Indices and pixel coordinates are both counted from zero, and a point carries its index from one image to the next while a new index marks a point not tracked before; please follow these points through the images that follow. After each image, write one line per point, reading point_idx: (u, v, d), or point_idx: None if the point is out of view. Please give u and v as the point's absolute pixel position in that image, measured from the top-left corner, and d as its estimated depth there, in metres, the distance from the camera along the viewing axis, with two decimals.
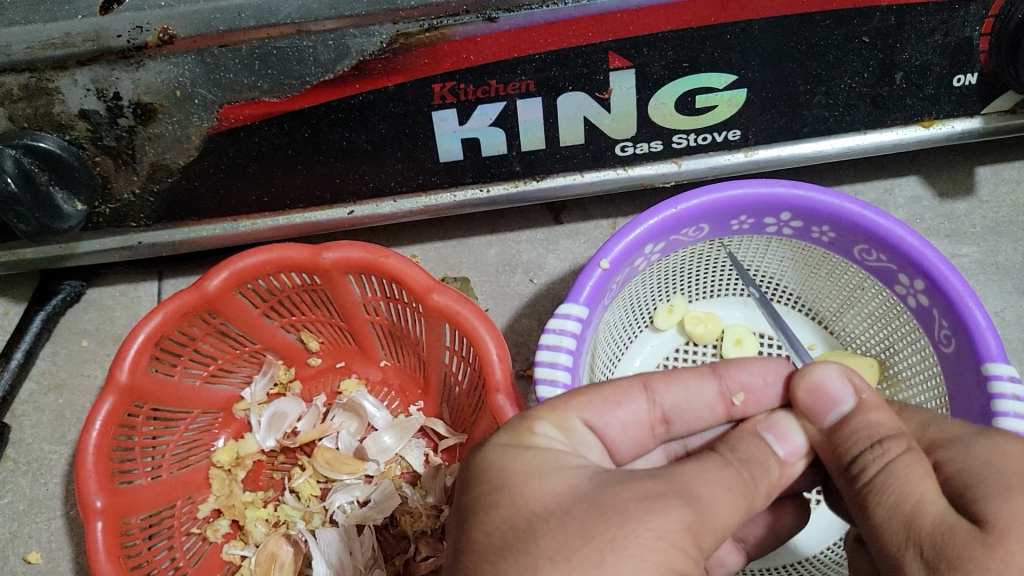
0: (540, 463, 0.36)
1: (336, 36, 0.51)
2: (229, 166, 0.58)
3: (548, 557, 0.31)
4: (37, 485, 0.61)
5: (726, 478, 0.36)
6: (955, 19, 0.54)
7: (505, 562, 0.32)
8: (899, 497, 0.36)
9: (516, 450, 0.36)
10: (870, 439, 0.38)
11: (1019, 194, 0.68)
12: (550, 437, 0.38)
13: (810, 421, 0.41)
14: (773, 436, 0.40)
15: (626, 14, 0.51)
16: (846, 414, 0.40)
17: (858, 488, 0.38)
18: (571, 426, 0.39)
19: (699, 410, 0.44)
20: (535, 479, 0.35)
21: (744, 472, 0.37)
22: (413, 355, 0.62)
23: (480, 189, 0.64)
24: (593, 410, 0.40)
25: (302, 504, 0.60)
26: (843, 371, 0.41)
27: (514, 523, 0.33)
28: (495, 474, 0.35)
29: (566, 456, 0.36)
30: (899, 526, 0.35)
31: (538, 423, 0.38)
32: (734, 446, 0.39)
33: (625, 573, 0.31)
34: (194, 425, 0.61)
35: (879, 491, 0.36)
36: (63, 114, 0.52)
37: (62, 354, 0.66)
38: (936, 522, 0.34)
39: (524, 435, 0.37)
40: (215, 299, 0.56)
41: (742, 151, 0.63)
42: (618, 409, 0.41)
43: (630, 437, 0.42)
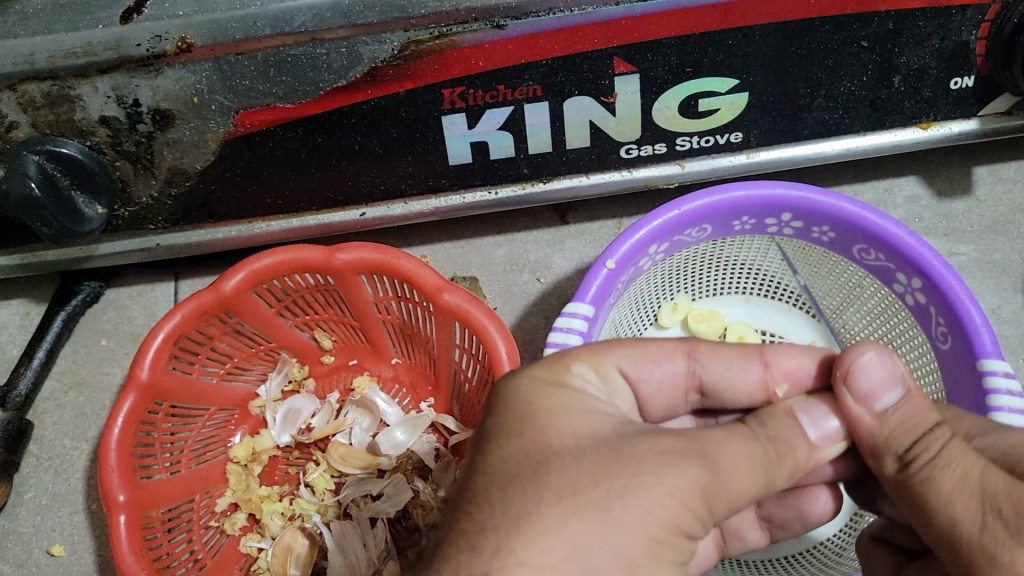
0: (568, 403, 0.37)
1: (348, 44, 0.52)
2: (245, 169, 0.59)
3: (555, 491, 0.33)
4: (59, 480, 0.63)
5: (749, 450, 0.37)
6: (952, 24, 0.55)
7: (516, 490, 0.34)
8: (966, 469, 0.37)
9: (551, 386, 0.38)
10: (925, 424, 0.39)
11: (1015, 194, 0.69)
12: (584, 378, 0.40)
13: (858, 403, 0.40)
14: (808, 419, 0.40)
15: (631, 21, 0.53)
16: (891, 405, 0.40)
17: (912, 467, 0.39)
18: (608, 374, 0.41)
19: (736, 388, 0.45)
20: (560, 418, 0.36)
21: (771, 448, 0.38)
22: (424, 353, 0.64)
23: (488, 191, 0.65)
24: (633, 364, 0.42)
25: (316, 498, 0.61)
26: (887, 354, 0.41)
27: (530, 455, 0.35)
28: (524, 404, 0.37)
29: (597, 402, 0.38)
30: (973, 495, 0.37)
31: (576, 363, 0.40)
32: (764, 420, 0.39)
33: (628, 521, 0.33)
34: (212, 422, 0.63)
35: (943, 464, 0.38)
36: (84, 120, 0.54)
37: (82, 353, 0.67)
38: (1006, 489, 0.36)
39: (561, 373, 0.39)
40: (232, 299, 0.58)
41: (744, 153, 0.64)
42: (654, 366, 0.43)
43: (661, 390, 0.44)
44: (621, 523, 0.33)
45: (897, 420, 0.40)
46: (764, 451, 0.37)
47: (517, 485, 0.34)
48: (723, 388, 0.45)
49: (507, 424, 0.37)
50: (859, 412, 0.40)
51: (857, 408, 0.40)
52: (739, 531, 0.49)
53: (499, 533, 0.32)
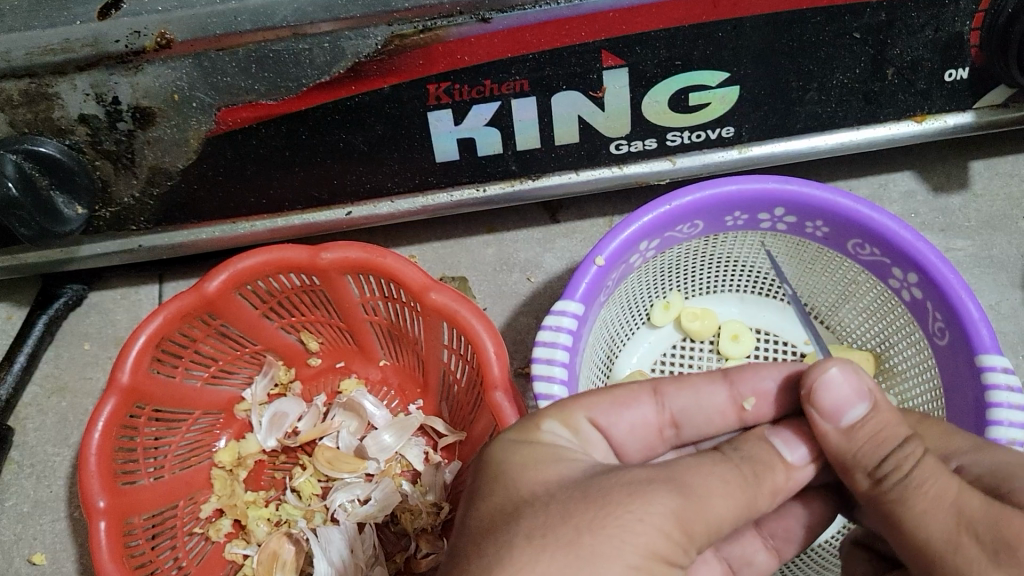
0: (539, 454, 0.37)
1: (331, 39, 0.51)
2: (228, 168, 0.58)
3: (526, 533, 0.33)
4: (41, 487, 0.62)
5: (721, 471, 0.36)
6: (945, 15, 0.54)
7: (491, 540, 0.33)
8: (940, 487, 0.36)
9: (522, 442, 0.38)
10: (896, 440, 0.38)
11: (1012, 188, 0.68)
12: (557, 433, 0.39)
13: (823, 419, 0.39)
14: (781, 442, 0.40)
15: (619, 13, 0.52)
16: (856, 420, 0.39)
17: (885, 485, 0.37)
18: (577, 425, 0.40)
19: (709, 414, 0.44)
20: (531, 469, 0.36)
21: (745, 470, 0.37)
22: (412, 354, 0.62)
23: (476, 189, 0.64)
24: (601, 410, 0.41)
25: (304, 504, 0.60)
26: (852, 369, 0.39)
27: (504, 508, 0.35)
28: (497, 464, 0.37)
29: (567, 450, 0.38)
30: (945, 515, 0.35)
31: (544, 421, 0.40)
32: (738, 446, 0.39)
33: (602, 552, 0.32)
34: (197, 426, 0.61)
35: (917, 484, 0.36)
36: (63, 119, 0.53)
37: (65, 357, 0.66)
38: (984, 508, 0.35)
39: (533, 429, 0.39)
40: (215, 300, 0.56)
41: (736, 148, 0.63)
42: (623, 411, 0.42)
43: (635, 436, 0.43)
44: (594, 555, 0.32)
45: (867, 434, 0.38)
46: (740, 474, 0.37)
47: (492, 535, 0.34)
48: (694, 418, 0.45)
49: (485, 485, 0.37)
50: (827, 429, 0.39)
51: (825, 423, 0.39)
52: (746, 556, 0.46)
53: None
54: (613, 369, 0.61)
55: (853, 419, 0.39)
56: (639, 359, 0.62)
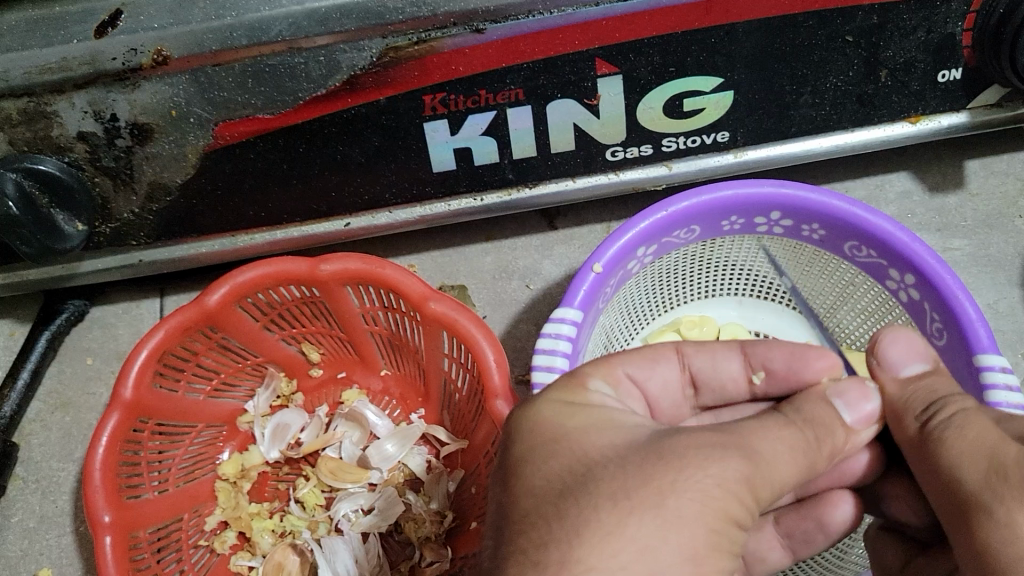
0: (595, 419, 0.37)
1: (327, 52, 0.52)
2: (225, 182, 0.59)
3: (608, 495, 0.32)
4: (46, 502, 0.62)
5: (787, 436, 0.36)
6: (937, 16, 0.54)
7: (566, 503, 0.32)
8: (978, 433, 0.36)
9: (575, 406, 0.37)
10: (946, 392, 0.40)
11: (1008, 187, 0.68)
12: (601, 392, 0.39)
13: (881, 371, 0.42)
14: (842, 402, 0.39)
15: (611, 21, 0.52)
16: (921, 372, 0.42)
17: (927, 429, 0.38)
18: (617, 380, 0.41)
19: (723, 379, 0.46)
20: (593, 434, 0.36)
21: (808, 434, 0.37)
22: (413, 363, 0.63)
23: (473, 198, 0.64)
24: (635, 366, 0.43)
25: (308, 515, 0.60)
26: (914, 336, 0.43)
27: (571, 470, 0.34)
28: (548, 429, 0.36)
29: (619, 414, 0.37)
30: (977, 459, 0.35)
31: (591, 379, 0.40)
32: (799, 406, 0.38)
33: (687, 516, 0.32)
34: (200, 439, 0.62)
35: (945, 433, 0.37)
36: (62, 136, 0.53)
37: (68, 373, 0.67)
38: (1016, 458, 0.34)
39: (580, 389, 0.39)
40: (216, 313, 0.57)
41: (732, 152, 0.64)
42: (655, 366, 0.43)
43: (664, 395, 0.45)
44: (680, 518, 0.31)
45: (922, 386, 0.41)
46: (803, 438, 0.36)
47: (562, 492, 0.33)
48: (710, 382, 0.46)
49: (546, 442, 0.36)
50: (885, 380, 0.42)
51: (885, 375, 0.42)
52: (762, 553, 0.48)
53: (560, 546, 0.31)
54: None
55: (910, 374, 0.42)
56: None
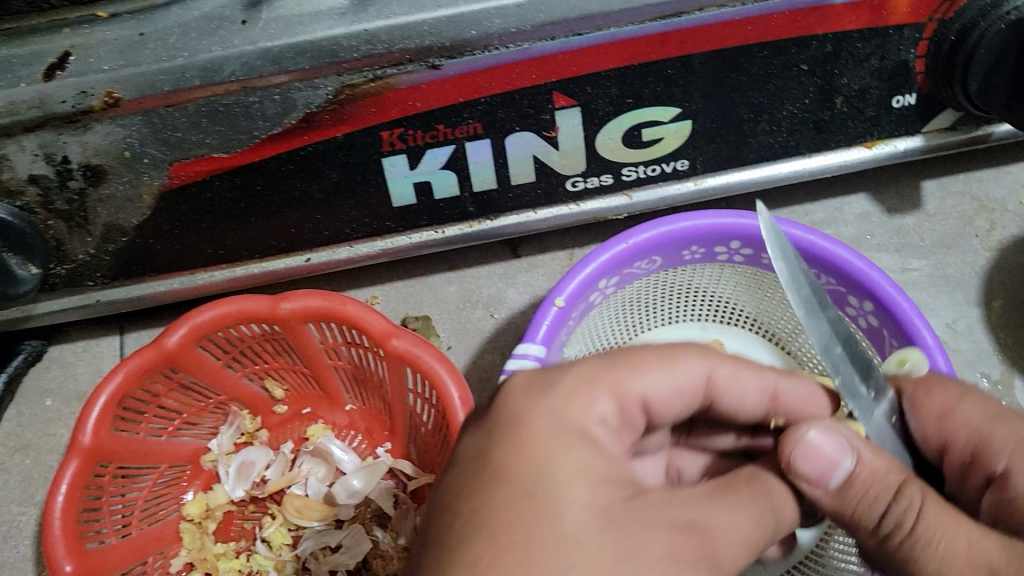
0: (577, 450, 0.33)
1: (281, 91, 0.51)
2: (182, 222, 0.58)
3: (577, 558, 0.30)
4: (6, 548, 0.61)
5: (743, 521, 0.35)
6: (890, 44, 0.55)
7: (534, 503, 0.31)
8: (952, 541, 0.36)
9: (550, 431, 0.34)
10: (887, 491, 0.38)
11: (964, 207, 0.69)
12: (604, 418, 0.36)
13: (812, 486, 0.38)
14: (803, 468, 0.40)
15: (567, 55, 0.52)
16: (849, 472, 0.38)
17: (891, 543, 0.38)
18: (626, 403, 0.37)
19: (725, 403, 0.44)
20: (565, 469, 0.32)
21: (762, 503, 0.36)
22: (378, 397, 0.62)
23: (435, 231, 0.64)
24: (655, 386, 0.39)
25: (274, 554, 0.60)
26: (827, 428, 0.39)
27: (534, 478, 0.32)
28: (520, 448, 0.33)
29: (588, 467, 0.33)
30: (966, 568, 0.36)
31: (595, 398, 0.36)
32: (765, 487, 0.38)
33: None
34: (162, 480, 0.61)
35: (924, 540, 0.37)
36: (12, 180, 0.52)
37: (26, 414, 0.65)
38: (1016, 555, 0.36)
39: (564, 410, 0.35)
40: (176, 354, 0.56)
41: (692, 180, 0.64)
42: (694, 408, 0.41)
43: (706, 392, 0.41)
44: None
45: (858, 491, 0.38)
46: (759, 512, 0.36)
47: (461, 538, 0.30)
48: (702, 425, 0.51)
49: (492, 466, 0.33)
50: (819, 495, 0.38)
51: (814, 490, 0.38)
52: None
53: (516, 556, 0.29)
54: None
55: (842, 476, 0.38)
56: None
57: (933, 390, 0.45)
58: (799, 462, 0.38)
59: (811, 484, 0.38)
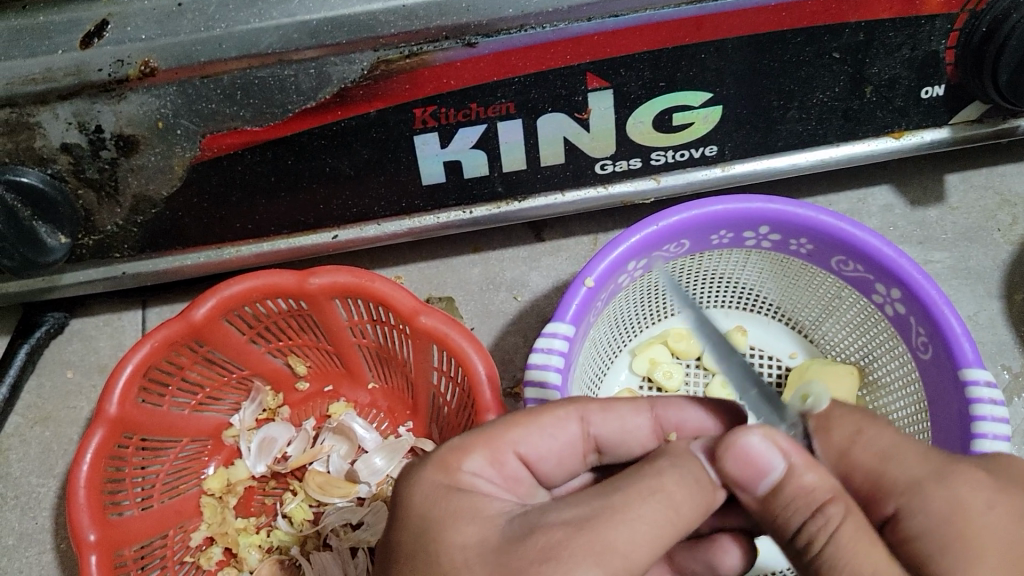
0: (472, 505, 0.35)
1: (317, 65, 0.51)
2: (212, 195, 0.58)
3: None
4: (26, 519, 0.61)
5: (650, 514, 0.33)
6: (922, 34, 0.55)
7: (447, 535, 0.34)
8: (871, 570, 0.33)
9: (446, 492, 0.36)
10: (809, 508, 0.35)
11: (987, 200, 0.70)
12: (478, 472, 0.37)
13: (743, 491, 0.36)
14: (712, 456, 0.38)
15: (603, 36, 0.52)
16: (778, 480, 0.36)
17: (804, 560, 0.35)
18: (504, 460, 0.38)
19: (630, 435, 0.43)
20: (456, 524, 0.34)
21: (677, 495, 0.34)
22: (401, 376, 0.62)
23: (462, 211, 0.64)
24: (529, 443, 0.40)
25: (295, 530, 0.60)
26: (769, 434, 0.36)
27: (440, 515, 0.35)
28: (429, 511, 0.35)
29: (484, 504, 0.35)
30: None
31: (468, 458, 0.37)
32: (674, 461, 0.36)
33: None
34: (184, 454, 0.61)
35: (831, 565, 0.34)
36: (45, 148, 0.52)
37: (47, 386, 0.65)
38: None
39: (454, 470, 0.37)
40: (202, 327, 0.56)
41: (719, 167, 0.64)
42: (554, 439, 0.40)
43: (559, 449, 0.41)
44: None
45: (784, 501, 0.36)
46: (668, 505, 0.34)
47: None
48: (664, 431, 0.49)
49: (412, 521, 0.35)
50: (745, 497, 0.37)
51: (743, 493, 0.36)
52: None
53: None
54: (600, 389, 0.62)
55: (771, 485, 0.36)
56: (627, 376, 0.63)
57: (830, 428, 0.40)
58: (730, 466, 0.36)
59: (742, 488, 0.36)
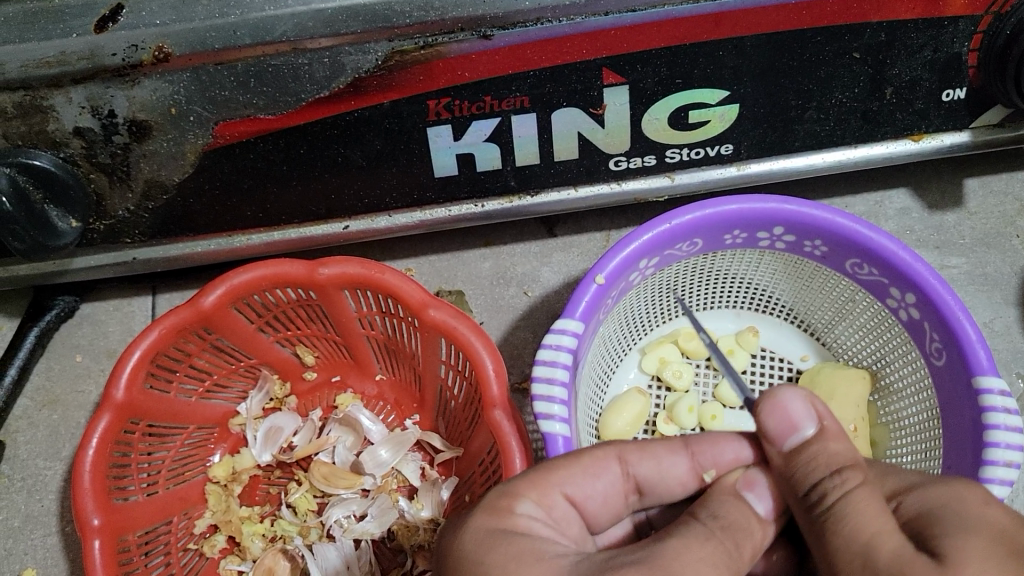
0: (527, 548, 0.34)
1: (331, 54, 0.51)
2: (223, 182, 0.58)
3: None
4: (32, 502, 0.61)
5: (708, 554, 0.34)
6: (944, 36, 0.54)
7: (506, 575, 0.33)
8: (858, 525, 0.34)
9: (496, 534, 0.35)
10: (829, 469, 0.36)
11: (1006, 206, 0.69)
12: (530, 516, 0.36)
13: (772, 444, 0.38)
14: (753, 495, 0.38)
15: (620, 31, 0.52)
16: (806, 441, 0.37)
17: (813, 514, 0.36)
18: (552, 502, 0.38)
19: (668, 483, 0.42)
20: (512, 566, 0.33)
21: (731, 543, 0.35)
22: (409, 369, 0.62)
23: (474, 205, 0.64)
24: (574, 484, 0.39)
25: (299, 520, 0.59)
26: (805, 394, 0.38)
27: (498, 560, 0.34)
28: (478, 553, 0.34)
29: (540, 547, 0.35)
30: (855, 561, 0.33)
31: (519, 502, 0.37)
32: (715, 510, 0.37)
33: None
34: (190, 441, 0.61)
35: (836, 519, 0.34)
36: (57, 131, 0.52)
37: (56, 369, 0.66)
38: (894, 555, 0.32)
39: (505, 512, 0.36)
40: (211, 315, 0.56)
41: (735, 166, 0.64)
42: (597, 481, 0.39)
43: (605, 499, 0.40)
44: None
45: (804, 462, 0.37)
46: (722, 549, 0.35)
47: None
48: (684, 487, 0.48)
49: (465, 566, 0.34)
50: (772, 453, 0.38)
51: (772, 447, 0.38)
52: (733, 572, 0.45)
53: None
54: (609, 387, 0.62)
55: (798, 443, 0.37)
56: (636, 375, 0.63)
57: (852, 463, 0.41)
58: (766, 420, 0.38)
59: (774, 445, 0.38)
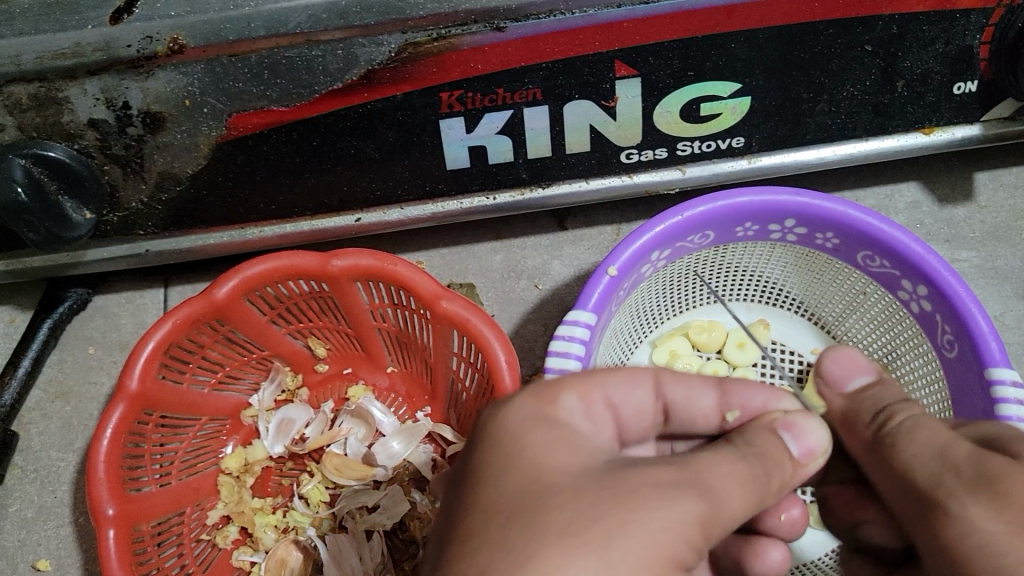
0: (568, 437, 0.33)
1: (344, 46, 0.51)
2: (236, 174, 0.58)
3: (558, 530, 0.29)
4: (45, 493, 0.61)
5: (738, 471, 0.34)
6: (956, 28, 0.55)
7: (542, 457, 0.32)
8: (931, 433, 0.37)
9: (540, 420, 0.34)
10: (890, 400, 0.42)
11: (1017, 200, 0.69)
12: (570, 407, 0.35)
13: (830, 389, 0.44)
14: (790, 436, 0.38)
15: (632, 23, 0.52)
16: (867, 383, 0.44)
17: (884, 431, 0.39)
18: (593, 400, 0.36)
19: (693, 413, 0.42)
20: (552, 451, 0.32)
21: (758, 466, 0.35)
22: (421, 361, 0.62)
23: (486, 197, 0.64)
24: (615, 388, 0.38)
25: (311, 511, 0.60)
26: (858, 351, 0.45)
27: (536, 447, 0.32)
28: (515, 436, 0.33)
29: (581, 439, 0.34)
30: (931, 463, 0.36)
31: (563, 392, 0.36)
32: (749, 439, 0.37)
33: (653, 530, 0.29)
34: (203, 432, 0.61)
35: (908, 431, 0.38)
36: (72, 123, 0.52)
37: (69, 362, 0.66)
38: (969, 455, 0.35)
39: (548, 401, 0.35)
40: (224, 306, 0.56)
41: (746, 159, 0.64)
42: (633, 389, 0.39)
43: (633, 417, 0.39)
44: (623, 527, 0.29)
45: (868, 395, 0.42)
46: (753, 471, 0.35)
47: (478, 531, 0.29)
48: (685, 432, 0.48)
49: (497, 446, 0.32)
50: (832, 396, 0.44)
51: (831, 391, 0.44)
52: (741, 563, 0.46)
53: (519, 513, 0.29)
54: None
55: (860, 386, 0.43)
56: None
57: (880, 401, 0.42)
58: (827, 367, 0.45)
59: (832, 389, 0.44)
